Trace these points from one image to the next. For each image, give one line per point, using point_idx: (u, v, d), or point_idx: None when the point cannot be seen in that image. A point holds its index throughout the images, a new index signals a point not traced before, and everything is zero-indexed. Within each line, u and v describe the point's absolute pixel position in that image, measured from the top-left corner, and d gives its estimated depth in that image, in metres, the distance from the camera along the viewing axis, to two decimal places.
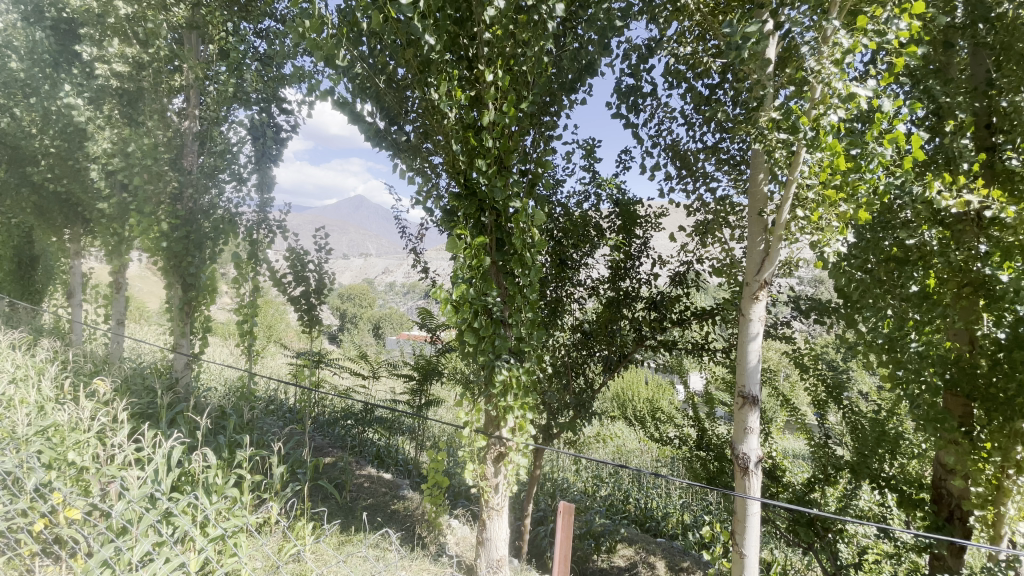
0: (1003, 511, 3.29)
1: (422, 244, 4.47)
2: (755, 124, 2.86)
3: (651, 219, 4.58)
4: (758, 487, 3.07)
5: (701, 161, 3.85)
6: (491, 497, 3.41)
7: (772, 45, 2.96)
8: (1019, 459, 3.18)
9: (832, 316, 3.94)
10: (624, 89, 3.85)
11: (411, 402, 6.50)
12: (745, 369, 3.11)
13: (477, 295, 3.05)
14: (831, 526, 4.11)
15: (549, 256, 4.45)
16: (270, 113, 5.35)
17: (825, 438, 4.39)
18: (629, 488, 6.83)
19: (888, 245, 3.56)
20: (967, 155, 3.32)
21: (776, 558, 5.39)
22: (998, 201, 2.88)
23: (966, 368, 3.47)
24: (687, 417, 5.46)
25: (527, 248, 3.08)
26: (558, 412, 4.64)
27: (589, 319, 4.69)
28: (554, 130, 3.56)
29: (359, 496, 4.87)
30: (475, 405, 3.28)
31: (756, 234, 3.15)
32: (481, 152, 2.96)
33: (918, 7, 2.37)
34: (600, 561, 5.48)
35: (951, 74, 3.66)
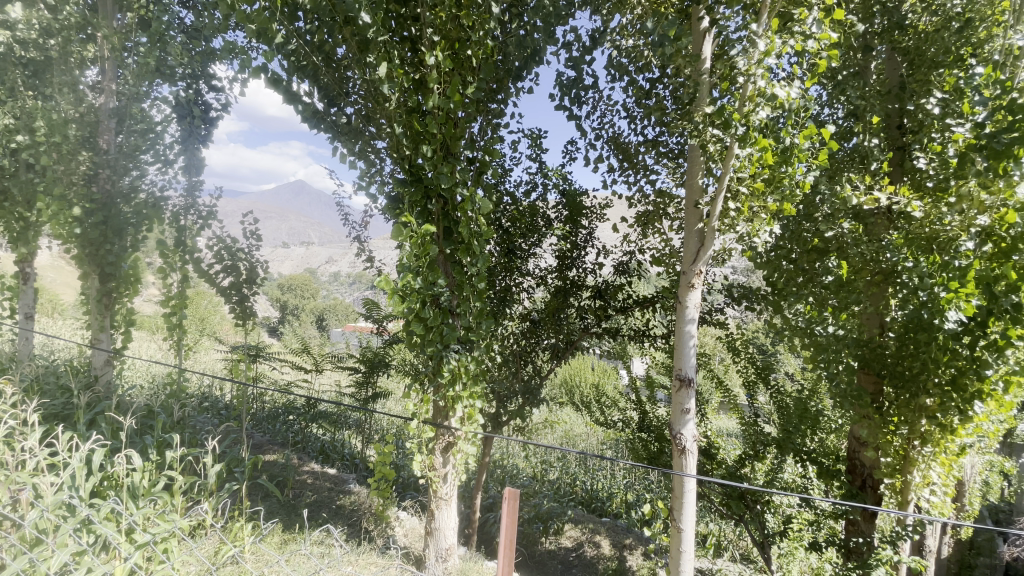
0: (909, 478, 3.72)
1: (366, 232, 4.34)
2: (691, 120, 2.97)
3: (596, 210, 4.68)
4: (693, 465, 3.25)
5: (642, 153, 3.97)
6: (439, 488, 3.39)
7: (706, 43, 3.05)
8: (922, 432, 3.59)
9: (761, 302, 4.23)
10: (567, 81, 3.89)
11: (357, 395, 6.32)
12: (682, 353, 3.26)
13: (425, 284, 3.01)
14: (760, 498, 4.42)
15: (497, 245, 4.45)
16: (198, 90, 4.97)
17: (754, 416, 4.70)
18: (576, 472, 7.02)
19: (810, 236, 3.82)
20: (877, 154, 3.64)
21: (711, 530, 5.73)
22: (905, 197, 3.27)
23: (877, 349, 3.83)
24: (630, 401, 5.67)
25: (476, 238, 3.07)
26: (508, 400, 4.71)
27: (537, 308, 4.75)
28: (502, 118, 3.51)
29: (301, 493, 4.73)
30: (424, 396, 3.22)
31: (692, 225, 3.26)
32: (426, 137, 2.91)
33: (838, 14, 2.59)
34: (549, 543, 5.69)
35: (867, 77, 3.97)
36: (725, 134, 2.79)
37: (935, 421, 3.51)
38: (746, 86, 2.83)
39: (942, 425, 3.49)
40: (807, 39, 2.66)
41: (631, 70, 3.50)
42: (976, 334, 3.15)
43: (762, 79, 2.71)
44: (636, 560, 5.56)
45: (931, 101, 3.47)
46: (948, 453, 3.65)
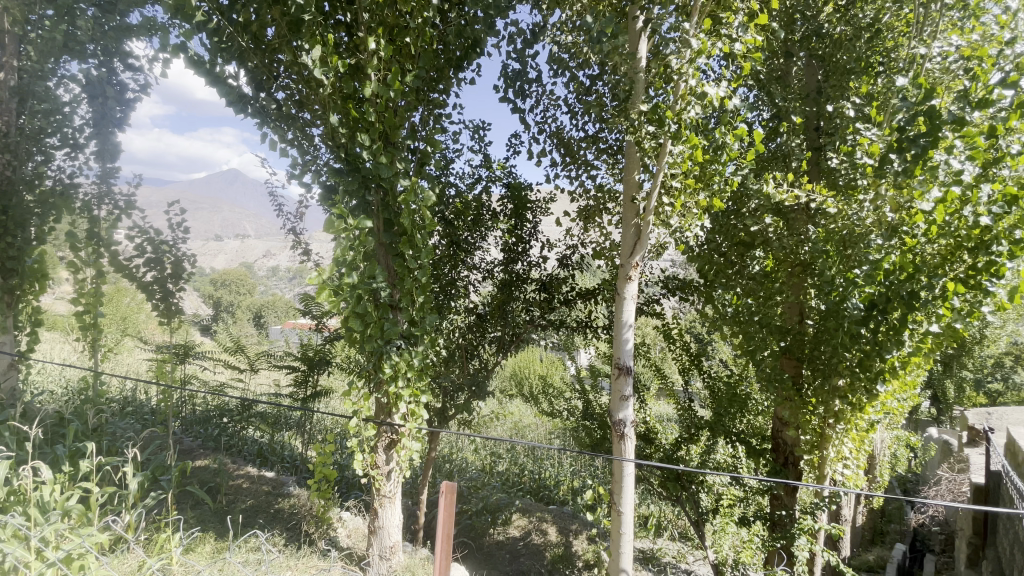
0: (825, 454, 4.01)
1: (302, 225, 4.15)
2: (628, 116, 3.07)
3: (540, 204, 4.72)
4: (632, 450, 3.38)
5: (583, 149, 4.04)
6: (382, 486, 3.33)
7: (642, 41, 3.12)
8: (837, 411, 3.88)
9: (694, 293, 4.46)
10: (511, 74, 3.88)
11: (296, 394, 6.07)
12: (620, 344, 3.36)
13: (364, 278, 2.92)
14: (695, 478, 4.67)
15: (441, 238, 4.41)
16: (112, 68, 4.50)
17: (689, 401, 4.94)
18: (524, 462, 7.12)
19: (739, 231, 4.10)
20: (798, 153, 3.89)
21: (652, 512, 5.99)
22: (820, 195, 3.53)
23: (797, 337, 4.14)
24: (575, 390, 5.81)
25: (417, 231, 3.00)
26: (454, 394, 4.70)
27: (483, 302, 4.75)
28: (443, 108, 3.42)
29: (236, 499, 4.51)
30: (365, 393, 3.14)
31: (629, 219, 3.33)
32: (364, 126, 2.82)
33: (761, 18, 2.77)
34: (497, 534, 5.75)
35: (789, 81, 4.21)
36: (659, 131, 2.92)
37: (846, 401, 3.82)
38: (679, 84, 2.95)
39: (853, 404, 3.77)
40: (735, 41, 2.83)
41: (572, 66, 3.54)
42: (880, 319, 3.46)
43: (694, 79, 2.84)
44: (581, 545, 5.70)
45: (849, 105, 3.69)
46: (858, 429, 3.99)
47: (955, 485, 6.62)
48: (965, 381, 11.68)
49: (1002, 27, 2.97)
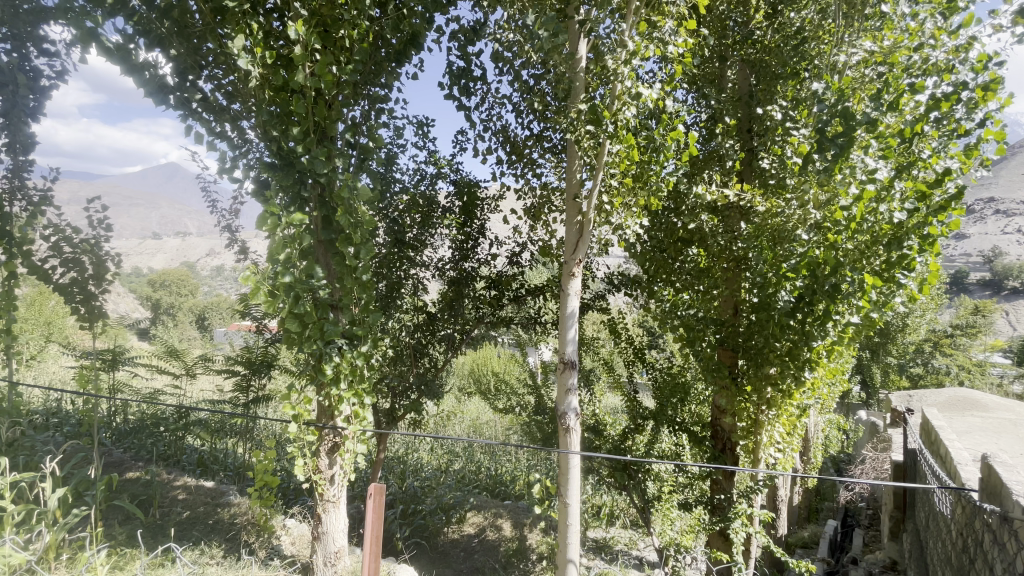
0: (758, 439, 4.24)
1: (239, 222, 3.98)
2: (568, 115, 3.11)
3: (488, 202, 4.72)
4: (577, 442, 3.45)
5: (529, 148, 4.06)
6: (326, 490, 3.24)
7: (581, 43, 3.18)
8: (769, 397, 4.14)
9: (639, 288, 4.63)
10: (455, 72, 3.85)
11: (237, 399, 5.82)
12: (564, 338, 3.43)
13: (301, 277, 2.82)
14: (642, 467, 4.85)
15: (387, 236, 4.33)
16: (25, 54, 4.13)
17: (635, 392, 5.08)
18: (481, 459, 7.11)
19: (678, 228, 4.26)
20: (731, 154, 4.08)
21: (604, 502, 6.13)
22: (749, 194, 3.73)
23: (731, 329, 4.36)
24: (527, 386, 5.90)
25: (356, 227, 2.92)
26: (403, 394, 4.65)
27: (433, 300, 4.73)
28: (386, 103, 3.33)
29: (170, 511, 4.29)
30: (305, 396, 3.04)
31: (573, 216, 3.39)
32: (297, 120, 2.73)
33: (690, 24, 2.88)
34: (451, 532, 5.75)
35: (723, 84, 4.38)
36: (598, 131, 3.00)
37: (777, 388, 4.06)
38: (616, 85, 3.02)
39: (783, 391, 4.03)
40: (667, 44, 2.94)
41: (515, 64, 3.55)
42: (806, 311, 3.71)
43: (630, 80, 2.92)
44: (535, 538, 5.77)
45: (778, 108, 3.89)
46: (788, 415, 4.26)
47: (878, 463, 7.14)
48: (889, 366, 12.58)
49: (909, 36, 3.22)
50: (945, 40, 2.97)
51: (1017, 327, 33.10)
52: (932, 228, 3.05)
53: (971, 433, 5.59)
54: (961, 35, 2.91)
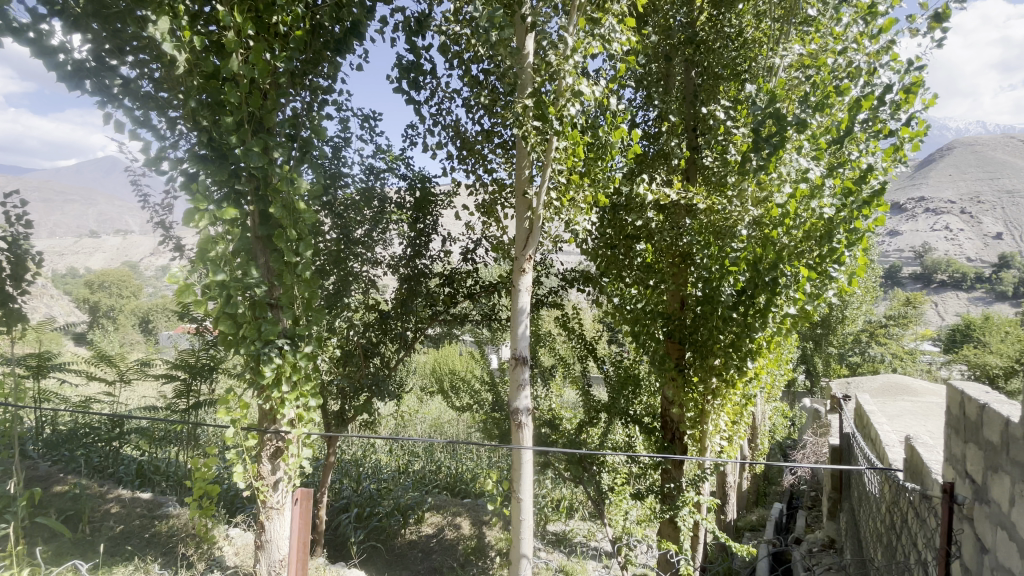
0: (705, 428, 4.39)
1: (172, 218, 3.70)
2: (514, 110, 3.10)
3: (442, 197, 4.65)
4: (530, 437, 3.46)
5: (480, 143, 4.03)
6: (269, 497, 3.05)
7: (528, 38, 3.19)
8: (713, 388, 4.29)
9: (592, 284, 4.70)
10: (404, 64, 3.76)
11: (177, 405, 5.54)
12: (516, 334, 3.43)
13: (236, 275, 2.69)
14: (596, 460, 4.95)
15: (333, 232, 4.21)
16: None
17: (589, 386, 5.14)
18: (441, 459, 7.01)
19: (627, 224, 4.34)
20: (676, 153, 4.22)
21: (564, 495, 6.18)
22: (693, 192, 3.84)
23: (678, 323, 4.51)
24: (485, 384, 5.91)
25: (296, 222, 2.80)
26: (354, 395, 4.57)
27: (386, 298, 4.63)
28: (330, 95, 3.25)
29: (102, 526, 4.04)
30: (243, 400, 2.89)
31: (522, 212, 3.37)
32: (229, 109, 2.59)
33: (631, 21, 2.94)
34: (408, 534, 5.67)
35: (669, 85, 4.49)
36: (545, 127, 3.00)
37: (722, 378, 4.22)
38: (561, 81, 3.03)
39: (727, 380, 4.19)
40: (609, 42, 2.98)
41: (463, 58, 3.52)
42: (747, 303, 3.90)
43: (573, 76, 2.95)
44: (495, 535, 5.75)
45: (720, 108, 4.01)
46: (732, 404, 4.42)
47: (818, 447, 7.54)
48: (831, 356, 13.31)
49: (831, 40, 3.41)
50: (866, 44, 3.12)
51: (944, 317, 35.62)
52: (859, 223, 3.24)
53: (901, 417, 5.97)
54: (882, 39, 3.06)
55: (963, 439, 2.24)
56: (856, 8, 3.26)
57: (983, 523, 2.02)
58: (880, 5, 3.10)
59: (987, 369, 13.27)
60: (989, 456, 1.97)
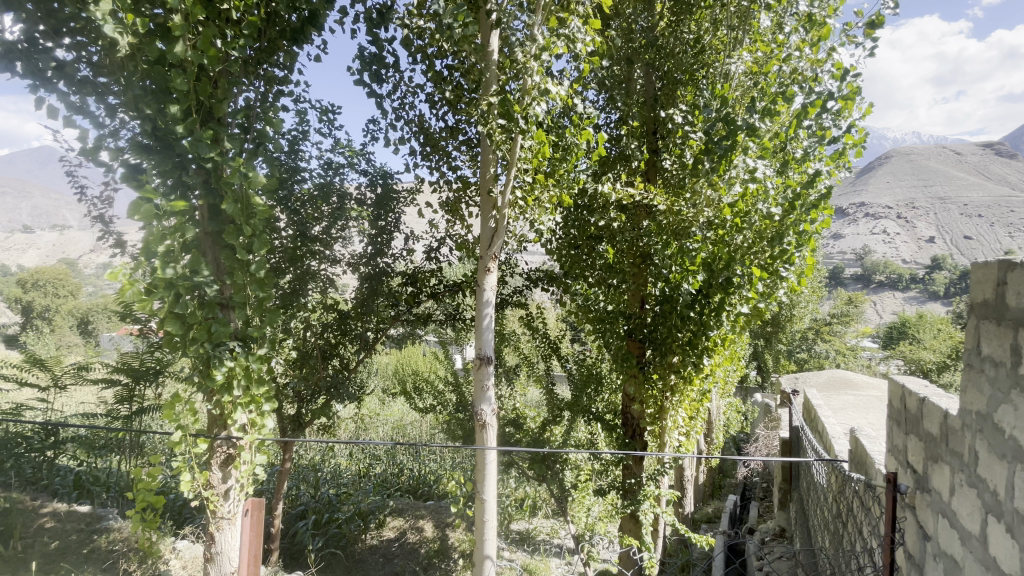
0: (663, 424, 4.49)
1: (112, 211, 3.41)
2: (479, 107, 3.07)
3: (404, 195, 4.57)
4: (494, 438, 3.44)
5: (443, 140, 3.97)
6: (219, 507, 2.90)
7: (493, 36, 3.17)
8: (672, 384, 4.40)
9: (555, 284, 4.74)
10: (366, 56, 3.66)
11: (119, 411, 5.21)
12: (480, 333, 3.40)
13: (184, 272, 2.55)
14: (559, 458, 5.01)
15: (290, 229, 4.06)
16: None
17: (552, 384, 5.16)
18: (403, 461, 6.88)
19: (590, 224, 4.39)
20: (636, 155, 4.31)
21: (527, 494, 6.17)
22: (653, 193, 3.92)
23: (638, 321, 4.60)
24: (448, 384, 5.85)
25: (250, 218, 2.67)
26: (311, 398, 4.43)
27: (346, 297, 4.50)
28: (287, 86, 3.12)
29: (34, 542, 3.75)
30: (190, 405, 2.73)
31: (487, 211, 3.34)
32: (177, 97, 2.44)
33: (595, 22, 2.96)
34: (369, 539, 5.54)
35: (630, 87, 4.57)
36: (510, 126, 2.99)
37: (680, 375, 4.33)
38: (526, 80, 3.03)
39: (685, 377, 4.30)
40: (574, 42, 3.00)
41: (426, 53, 3.46)
42: (704, 302, 4.02)
43: (538, 75, 2.95)
44: (458, 537, 5.71)
45: (678, 112, 4.12)
46: (690, 400, 4.54)
47: (769, 440, 7.86)
48: (780, 353, 13.97)
49: (775, 48, 3.57)
50: (809, 52, 3.27)
51: (882, 315, 37.95)
52: (807, 224, 3.39)
53: (845, 410, 6.30)
54: (824, 48, 3.21)
55: (904, 431, 2.37)
56: (797, 16, 3.39)
57: (925, 511, 2.14)
58: (819, 14, 3.27)
59: (921, 364, 14.24)
60: (929, 447, 2.09)
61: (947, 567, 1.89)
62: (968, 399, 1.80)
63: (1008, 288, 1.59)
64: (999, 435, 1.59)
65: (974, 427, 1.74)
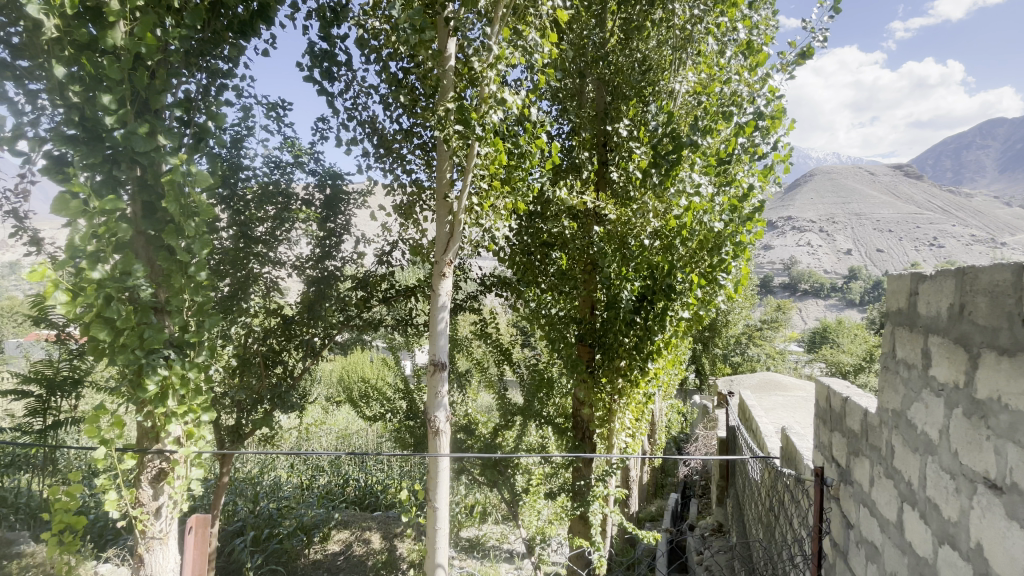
0: (612, 426, 4.62)
1: (28, 206, 3.19)
2: (436, 112, 3.05)
3: (355, 196, 4.46)
4: (447, 445, 3.41)
5: (398, 142, 3.93)
6: (149, 526, 2.69)
7: (450, 41, 3.17)
8: (620, 388, 4.54)
9: (509, 290, 4.79)
10: (317, 53, 3.54)
11: (30, 426, 4.74)
12: (434, 339, 3.37)
13: (114, 274, 2.35)
14: (510, 463, 5.03)
15: (231, 229, 3.85)
16: None
17: (505, 390, 5.21)
18: (349, 471, 6.68)
19: (543, 231, 4.48)
20: (587, 166, 4.45)
21: (477, 500, 6.11)
22: (603, 200, 4.07)
23: (589, 327, 4.72)
24: (398, 391, 5.75)
25: (189, 217, 2.49)
26: (251, 408, 4.20)
27: (291, 302, 4.32)
28: (232, 80, 2.96)
29: None
30: (118, 418, 2.51)
31: (442, 216, 3.33)
32: (110, 85, 2.25)
33: (552, 36, 3.05)
34: (312, 553, 5.30)
35: (583, 100, 4.71)
36: (467, 132, 3.00)
37: (627, 378, 4.48)
38: (484, 88, 3.06)
39: (631, 380, 4.46)
40: (531, 54, 3.06)
41: (381, 54, 3.41)
42: (649, 308, 4.19)
43: (495, 84, 3.00)
44: (406, 546, 5.60)
45: (626, 125, 4.30)
46: (637, 403, 4.70)
47: (708, 440, 8.26)
48: (716, 357, 14.77)
49: (716, 71, 3.76)
50: (746, 76, 3.51)
51: (807, 321, 40.88)
52: (743, 236, 3.62)
53: (776, 410, 6.75)
54: (758, 72, 3.45)
55: (829, 428, 2.57)
56: (737, 43, 3.65)
57: (848, 501, 2.34)
58: (756, 41, 3.58)
59: (839, 366, 15.50)
60: (851, 442, 2.29)
61: (868, 553, 2.07)
62: (884, 398, 1.99)
63: (919, 298, 1.78)
64: (912, 430, 1.76)
65: (890, 424, 1.92)
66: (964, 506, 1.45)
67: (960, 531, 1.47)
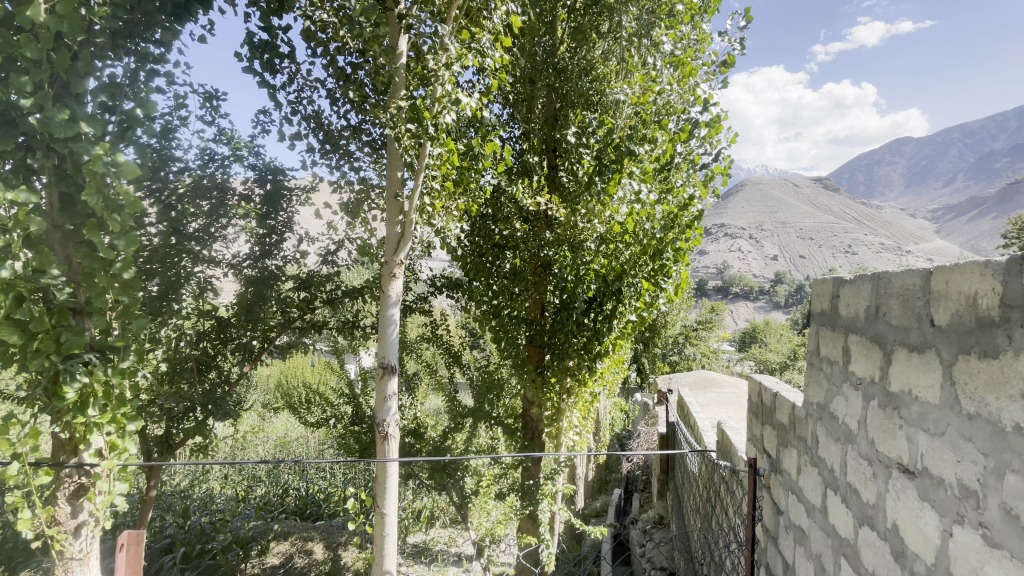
0: (560, 425, 4.71)
1: None
2: (386, 110, 2.97)
3: (297, 193, 4.28)
4: (396, 449, 3.34)
5: (344, 139, 3.82)
6: (67, 547, 2.46)
7: (401, 39, 3.14)
8: (568, 387, 4.64)
9: (460, 291, 4.78)
10: (257, 43, 3.36)
11: None
12: (384, 341, 3.29)
13: (26, 272, 2.13)
14: (460, 465, 5.01)
15: (161, 225, 3.56)
16: None
17: (454, 392, 5.21)
18: (289, 480, 6.42)
19: (494, 233, 4.51)
20: (536, 169, 4.50)
21: (424, 505, 6.03)
22: (553, 203, 4.16)
23: (539, 328, 4.78)
24: (343, 395, 5.59)
25: (113, 212, 2.25)
26: (183, 416, 3.91)
27: (227, 303, 4.11)
28: (164, 65, 2.74)
29: None
30: (30, 431, 2.27)
31: (393, 215, 3.24)
32: (24, 65, 2.04)
33: (505, 41, 3.12)
34: (250, 568, 5.02)
35: (533, 105, 4.79)
36: (419, 131, 2.97)
37: (575, 378, 4.58)
38: (436, 89, 3.04)
39: (579, 379, 4.56)
40: (484, 57, 3.08)
41: (328, 47, 3.30)
42: (597, 310, 4.29)
43: (449, 84, 2.96)
44: (349, 555, 5.49)
45: (574, 131, 4.42)
46: (584, 402, 4.82)
47: (649, 436, 8.60)
48: (655, 356, 15.40)
49: (651, 81, 3.97)
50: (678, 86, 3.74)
51: (738, 322, 43.44)
52: (683, 241, 3.81)
53: (711, 405, 7.15)
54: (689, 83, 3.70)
55: (762, 422, 2.75)
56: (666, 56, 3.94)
57: (779, 490, 2.52)
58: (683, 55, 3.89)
59: (767, 364, 16.59)
60: (781, 434, 2.46)
61: (797, 536, 2.24)
62: (810, 392, 2.16)
63: (841, 301, 1.94)
64: (835, 422, 1.92)
65: (815, 416, 2.09)
66: (881, 490, 1.61)
67: (877, 512, 1.63)
